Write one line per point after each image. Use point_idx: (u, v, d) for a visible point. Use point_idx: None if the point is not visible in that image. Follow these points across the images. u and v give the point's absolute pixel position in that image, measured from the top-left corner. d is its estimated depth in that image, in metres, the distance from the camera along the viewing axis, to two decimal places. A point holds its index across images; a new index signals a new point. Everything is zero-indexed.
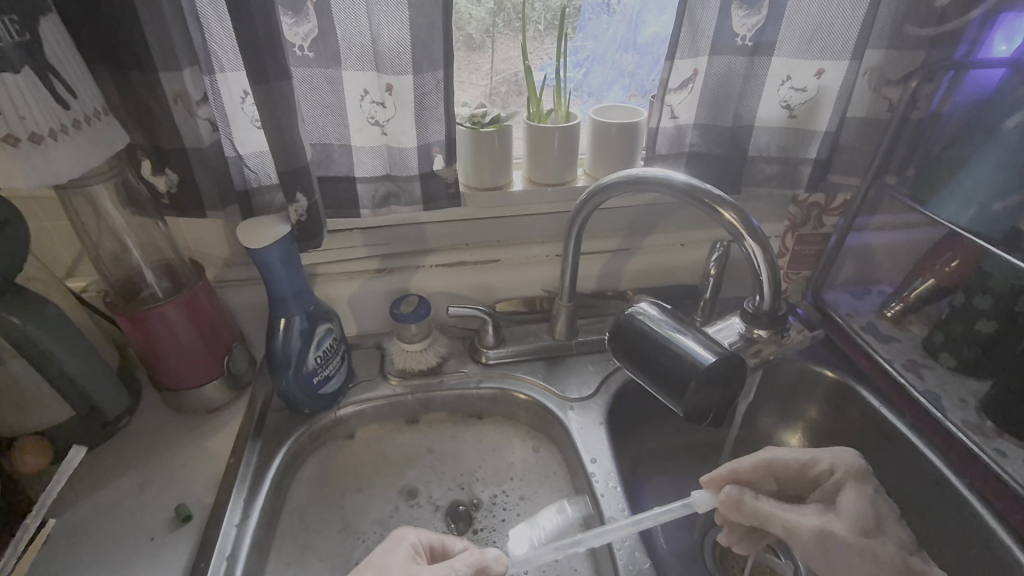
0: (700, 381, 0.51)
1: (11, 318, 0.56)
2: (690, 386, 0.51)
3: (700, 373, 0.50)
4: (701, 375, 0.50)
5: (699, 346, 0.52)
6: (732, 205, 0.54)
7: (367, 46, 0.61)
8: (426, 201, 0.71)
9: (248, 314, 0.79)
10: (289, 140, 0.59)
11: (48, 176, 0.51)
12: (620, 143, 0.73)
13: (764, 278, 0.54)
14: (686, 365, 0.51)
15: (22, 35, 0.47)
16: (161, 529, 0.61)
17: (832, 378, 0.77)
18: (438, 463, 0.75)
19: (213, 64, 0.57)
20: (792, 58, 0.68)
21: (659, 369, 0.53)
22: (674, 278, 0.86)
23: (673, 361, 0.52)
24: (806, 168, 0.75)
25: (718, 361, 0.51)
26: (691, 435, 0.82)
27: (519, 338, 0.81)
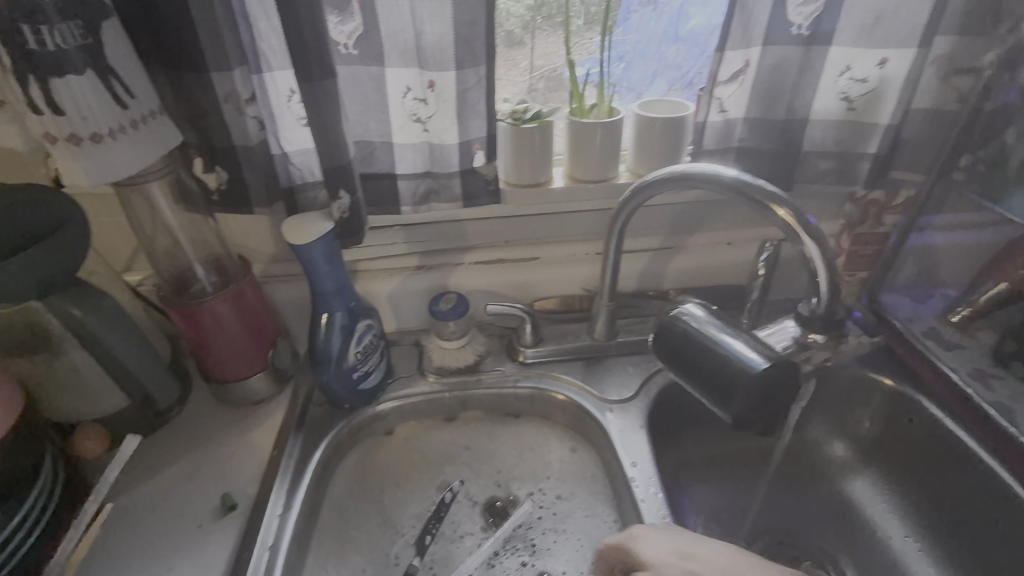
0: (751, 388, 0.48)
1: (73, 309, 0.58)
2: (740, 393, 0.49)
3: (752, 379, 0.48)
4: (752, 381, 0.48)
5: (749, 350, 0.50)
6: (786, 203, 0.51)
7: (410, 43, 0.61)
8: (466, 198, 0.71)
9: (292, 309, 0.81)
10: (334, 137, 0.59)
11: (107, 174, 0.53)
12: (665, 138, 0.71)
13: (822, 279, 0.51)
14: (736, 371, 0.49)
15: (85, 38, 0.49)
16: (209, 517, 0.63)
17: (890, 387, 0.72)
18: (475, 460, 0.75)
19: (261, 64, 0.59)
20: (853, 47, 0.64)
21: (706, 374, 0.51)
22: (720, 278, 0.83)
23: (722, 366, 0.50)
24: (865, 164, 0.71)
25: (771, 367, 0.48)
26: (736, 441, 0.79)
27: (558, 337, 0.80)
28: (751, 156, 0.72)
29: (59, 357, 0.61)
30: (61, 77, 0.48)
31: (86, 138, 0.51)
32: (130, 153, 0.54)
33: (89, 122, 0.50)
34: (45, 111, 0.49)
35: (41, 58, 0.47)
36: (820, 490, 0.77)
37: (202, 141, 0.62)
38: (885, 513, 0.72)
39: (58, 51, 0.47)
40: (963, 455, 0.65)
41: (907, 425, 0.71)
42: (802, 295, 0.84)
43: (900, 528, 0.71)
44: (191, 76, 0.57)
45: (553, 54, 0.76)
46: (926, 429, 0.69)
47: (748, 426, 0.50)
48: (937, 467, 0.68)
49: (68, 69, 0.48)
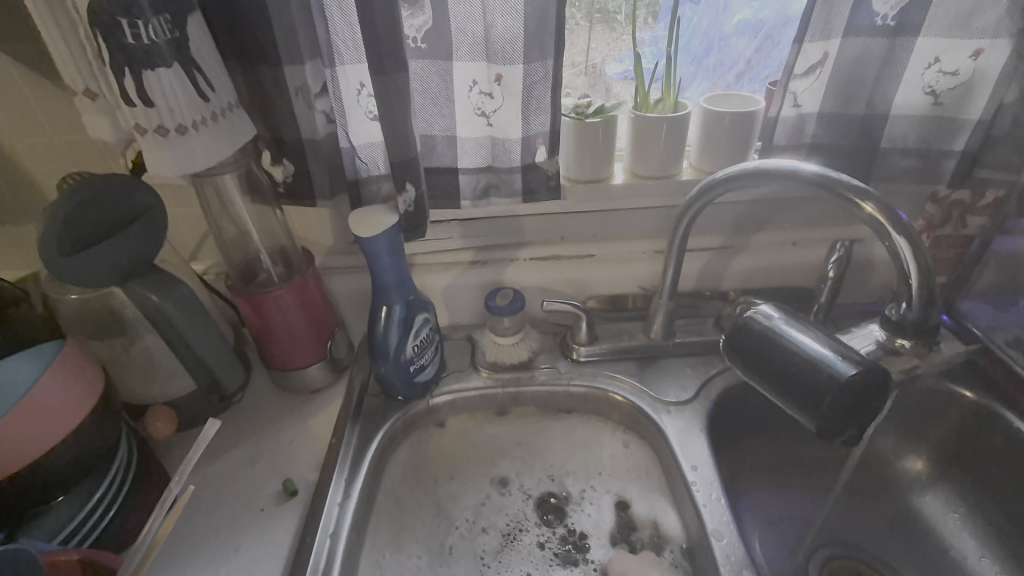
0: (838, 395, 0.46)
1: (151, 295, 0.60)
2: (825, 401, 0.47)
3: (839, 386, 0.46)
4: (840, 388, 0.46)
5: (835, 356, 0.48)
6: (874, 198, 0.49)
7: (479, 37, 0.61)
8: (526, 193, 0.70)
9: (349, 300, 0.82)
10: (402, 130, 0.59)
11: (190, 164, 0.54)
12: (734, 133, 0.69)
13: (913, 281, 0.49)
14: (821, 378, 0.47)
15: (173, 32, 0.50)
16: (271, 501, 0.64)
17: (971, 399, 0.68)
18: (527, 456, 0.74)
19: (333, 56, 0.59)
20: (943, 37, 0.60)
21: (787, 381, 0.50)
22: (783, 280, 0.80)
23: (806, 372, 0.48)
24: (950, 162, 0.67)
25: (859, 374, 0.46)
26: (797, 449, 0.76)
27: (613, 336, 0.79)
28: (825, 153, 0.69)
29: (135, 341, 0.64)
30: (152, 70, 0.50)
31: (171, 130, 0.53)
32: (210, 145, 0.55)
33: (175, 114, 0.52)
34: (136, 103, 0.51)
35: (135, 53, 0.49)
36: (888, 503, 0.73)
37: (273, 134, 0.63)
38: (959, 532, 0.68)
39: (150, 44, 0.49)
40: None
41: (988, 440, 0.67)
42: (871, 298, 0.80)
43: (977, 548, 0.67)
44: (267, 70, 0.58)
45: (615, 48, 0.75)
46: (1010, 444, 0.65)
47: (834, 436, 0.48)
48: (1020, 485, 0.64)
49: (158, 62, 0.50)
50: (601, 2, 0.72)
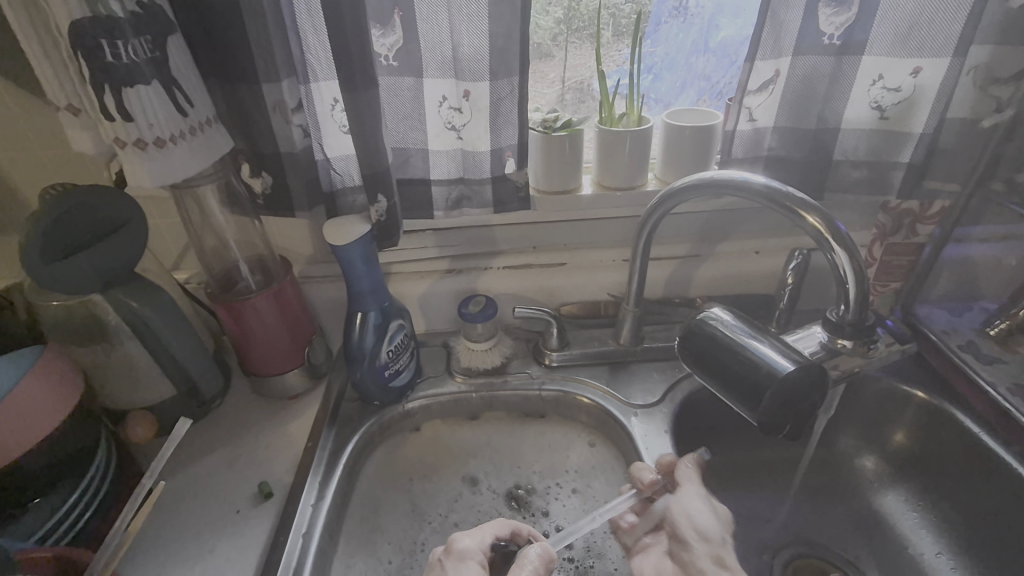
0: (777, 390, 0.50)
1: (131, 302, 0.62)
2: (766, 396, 0.50)
3: (778, 382, 0.49)
4: (779, 384, 0.49)
5: (777, 354, 0.51)
6: (816, 209, 0.52)
7: (448, 55, 0.64)
8: (497, 204, 0.73)
9: (328, 308, 0.84)
10: (374, 144, 0.62)
11: (168, 176, 0.57)
12: (694, 146, 0.72)
13: (851, 288, 0.52)
14: (763, 374, 0.50)
15: (154, 52, 0.53)
16: (247, 503, 0.66)
17: (924, 399, 0.71)
18: (498, 462, 0.76)
19: (308, 74, 0.63)
20: (885, 56, 0.64)
21: (733, 377, 0.52)
22: (748, 287, 0.83)
23: (749, 369, 0.51)
24: (899, 173, 0.70)
25: (797, 370, 0.50)
26: (763, 451, 0.78)
27: (584, 342, 0.81)
28: (782, 166, 0.72)
29: (116, 347, 0.66)
30: (132, 87, 0.52)
31: (150, 143, 0.55)
32: (188, 157, 0.58)
33: (154, 128, 0.55)
34: (116, 118, 0.53)
35: (116, 71, 0.51)
36: (850, 502, 0.75)
37: (250, 148, 0.65)
38: (917, 529, 0.71)
39: (131, 63, 0.52)
40: (998, 468, 0.63)
41: (943, 439, 0.70)
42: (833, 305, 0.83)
43: (935, 545, 0.69)
44: (244, 87, 0.61)
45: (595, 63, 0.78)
46: (960, 442, 0.67)
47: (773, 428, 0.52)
48: (971, 481, 0.67)
49: (138, 80, 0.53)
50: (590, 18, 0.75)
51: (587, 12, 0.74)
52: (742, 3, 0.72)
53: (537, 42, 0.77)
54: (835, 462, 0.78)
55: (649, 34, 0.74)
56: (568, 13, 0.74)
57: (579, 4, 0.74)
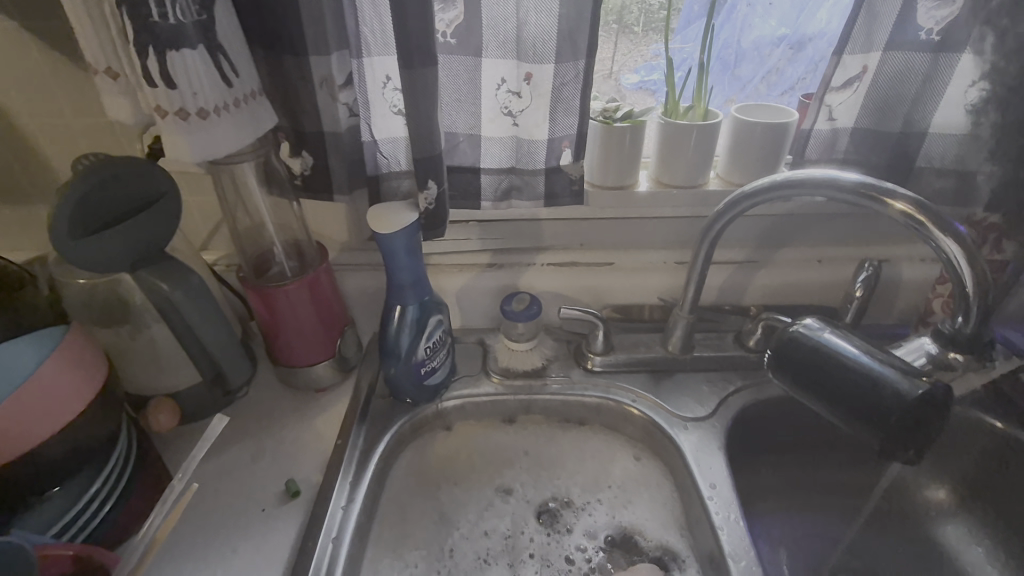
0: (905, 415, 0.44)
1: (161, 284, 0.58)
2: (893, 421, 0.45)
3: (907, 405, 0.44)
4: (909, 408, 0.44)
5: (894, 370, 0.46)
6: (922, 203, 0.47)
7: (511, 34, 0.59)
8: (549, 197, 0.68)
9: (360, 298, 0.80)
10: (428, 126, 0.58)
11: (209, 151, 0.53)
12: (766, 145, 0.67)
13: (970, 291, 0.46)
14: (885, 394, 0.45)
15: (200, 14, 0.49)
16: (273, 501, 0.62)
17: (998, 429, 0.66)
18: (534, 466, 0.72)
19: (362, 48, 0.58)
20: (991, 58, 0.59)
21: (844, 396, 0.48)
22: (807, 298, 0.78)
23: (865, 387, 0.46)
24: (987, 184, 0.65)
25: (927, 392, 0.44)
26: (815, 472, 0.74)
27: (629, 347, 0.77)
28: (856, 170, 0.67)
29: (142, 330, 0.62)
30: (177, 51, 0.48)
31: (193, 114, 0.51)
32: (231, 131, 0.54)
33: (197, 98, 0.50)
34: (158, 84, 0.49)
35: (161, 32, 0.47)
36: (906, 532, 0.71)
37: (293, 125, 0.61)
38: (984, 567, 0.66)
39: (177, 25, 0.47)
40: None
41: (1018, 472, 0.65)
42: (895, 321, 0.78)
43: None
44: (291, 59, 0.57)
45: (632, 58, 0.73)
46: None
47: (897, 454, 0.46)
48: None
49: (183, 43, 0.48)
50: (618, 12, 0.70)
51: (610, 9, 0.70)
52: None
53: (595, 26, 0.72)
54: (893, 488, 0.73)
55: (720, 24, 0.69)
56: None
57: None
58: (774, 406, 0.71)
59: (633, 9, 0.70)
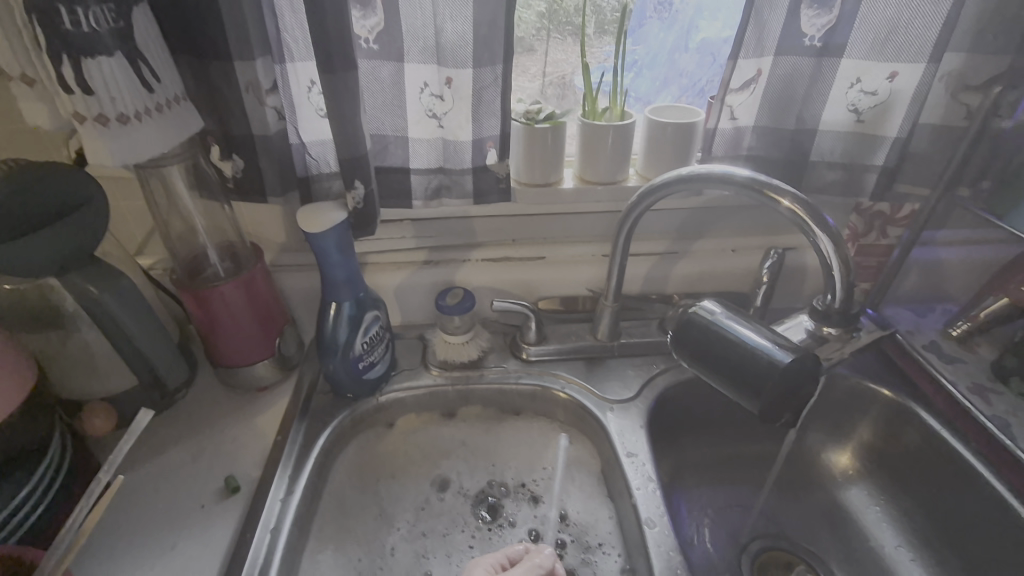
0: (777, 381, 0.50)
1: (90, 287, 0.59)
2: (767, 387, 0.50)
3: (779, 372, 0.50)
4: (780, 375, 0.50)
5: (772, 344, 0.52)
6: (798, 197, 0.53)
7: (430, 40, 0.62)
8: (477, 195, 0.71)
9: (299, 298, 0.82)
10: (352, 128, 0.60)
11: (131, 155, 0.54)
12: (676, 143, 0.72)
13: (837, 276, 0.53)
14: (762, 365, 0.51)
15: (117, 22, 0.50)
16: (211, 498, 0.63)
17: (889, 398, 0.73)
18: (471, 455, 0.75)
19: (284, 54, 0.60)
20: (864, 58, 0.65)
21: (730, 368, 0.53)
22: (724, 285, 0.84)
23: (746, 359, 0.52)
24: (872, 176, 0.72)
25: (795, 360, 0.50)
26: (734, 447, 0.80)
27: (561, 337, 0.81)
28: (759, 165, 0.73)
29: (72, 335, 0.62)
30: (93, 59, 0.49)
31: (113, 119, 0.52)
32: (153, 135, 0.55)
33: (117, 103, 0.52)
34: (74, 91, 0.50)
35: (75, 40, 0.48)
36: (815, 497, 0.78)
37: (221, 129, 0.63)
38: (878, 523, 0.73)
39: (91, 33, 0.49)
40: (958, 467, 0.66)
41: (905, 435, 0.72)
42: (804, 303, 0.85)
43: (894, 538, 0.71)
44: (215, 65, 0.58)
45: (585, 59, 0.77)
46: (923, 440, 0.70)
47: (773, 417, 0.52)
48: (932, 475, 0.69)
49: (100, 51, 0.50)
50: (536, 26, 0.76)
51: (566, 10, 0.75)
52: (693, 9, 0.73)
53: (519, 37, 0.77)
54: (803, 457, 0.80)
55: (637, 34, 0.74)
56: (555, 9, 0.75)
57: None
58: (693, 386, 0.76)
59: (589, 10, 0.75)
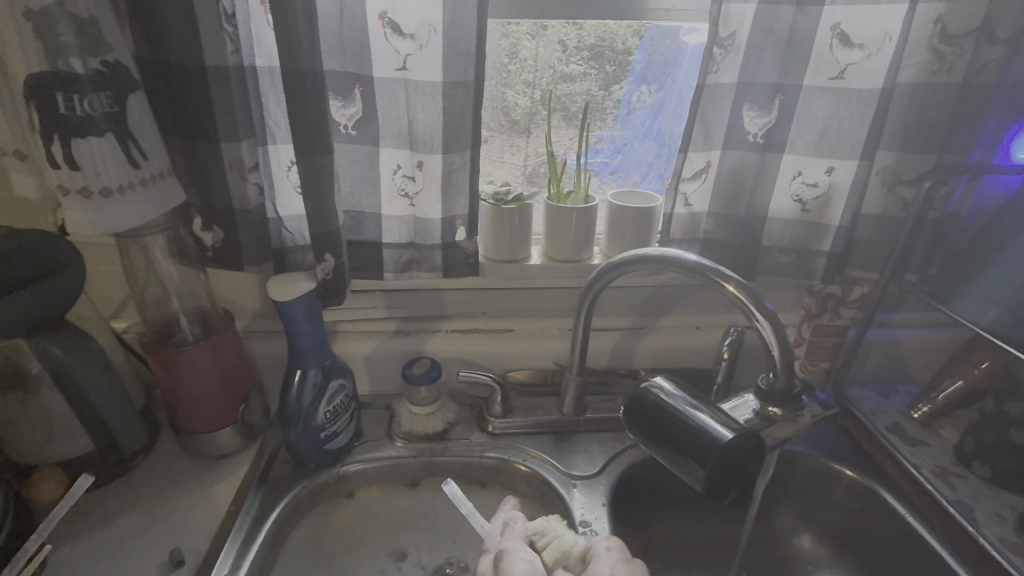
0: (720, 458, 0.52)
1: (54, 348, 0.60)
2: (711, 464, 0.52)
3: (722, 449, 0.51)
4: (722, 453, 0.52)
5: (717, 423, 0.53)
6: (741, 283, 0.56)
7: (404, 128, 0.67)
8: (446, 269, 0.74)
9: (269, 365, 0.83)
10: (325, 204, 0.64)
11: (109, 224, 0.57)
12: (637, 226, 0.76)
13: (778, 358, 0.56)
14: (706, 443, 0.52)
15: (112, 107, 0.55)
16: (153, 572, 0.61)
17: (853, 478, 0.73)
18: (430, 531, 0.74)
19: (268, 137, 0.66)
20: (804, 155, 0.71)
21: (676, 445, 0.54)
22: (689, 360, 0.86)
23: (692, 436, 0.53)
24: (821, 260, 0.76)
25: (737, 439, 0.52)
26: (703, 529, 0.78)
27: (528, 410, 0.81)
28: (716, 248, 0.77)
29: (32, 395, 0.62)
30: (84, 138, 0.54)
31: (96, 192, 0.56)
32: (134, 206, 0.58)
33: (101, 178, 0.56)
34: (63, 166, 0.54)
35: (69, 122, 0.53)
36: None
37: (204, 203, 0.67)
38: None
39: (85, 116, 0.53)
40: (925, 554, 0.64)
41: (873, 519, 0.71)
42: None
43: None
44: (203, 145, 0.63)
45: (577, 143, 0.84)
46: (891, 526, 0.68)
47: (716, 494, 0.53)
48: (901, 562, 0.67)
49: (91, 131, 0.54)
50: (511, 112, 0.83)
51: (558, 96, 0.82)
52: (654, 104, 0.82)
53: (516, 119, 0.83)
54: (774, 542, 0.78)
55: (625, 119, 0.83)
56: (542, 96, 0.81)
57: (557, 89, 0.81)
58: (657, 465, 0.76)
59: (573, 99, 0.82)
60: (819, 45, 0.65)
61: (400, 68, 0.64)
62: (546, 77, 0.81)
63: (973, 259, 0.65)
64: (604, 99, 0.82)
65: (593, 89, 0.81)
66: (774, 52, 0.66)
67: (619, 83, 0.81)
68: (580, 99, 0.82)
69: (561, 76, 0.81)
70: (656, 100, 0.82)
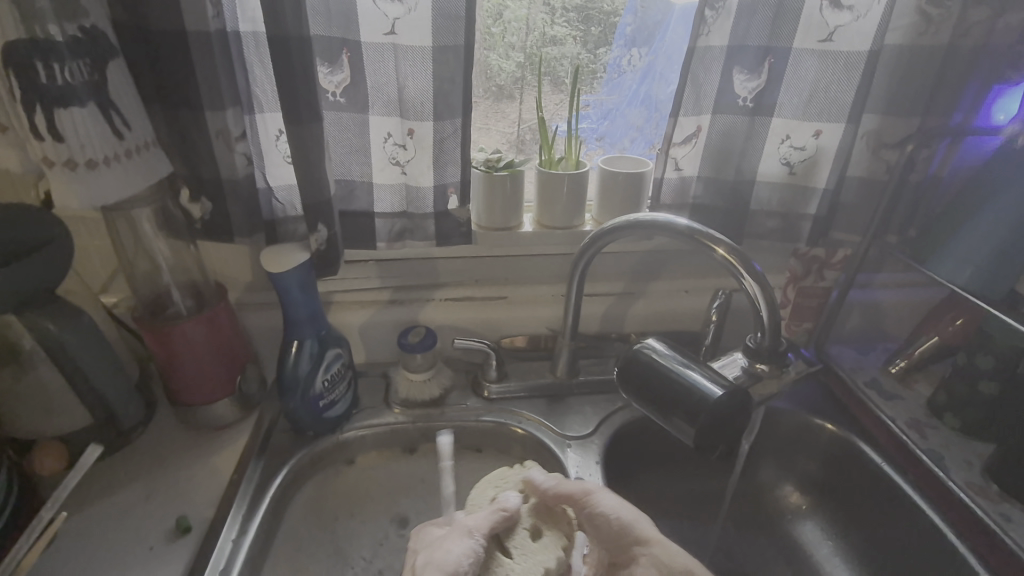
0: (710, 414, 0.54)
1: (48, 325, 0.59)
2: (701, 420, 0.54)
3: (711, 406, 0.54)
4: (712, 409, 0.54)
5: (707, 381, 0.56)
6: (731, 246, 0.57)
7: (393, 95, 0.66)
8: (439, 237, 0.75)
9: (263, 337, 0.83)
10: (316, 173, 0.63)
11: (96, 197, 0.56)
12: (627, 192, 0.77)
13: (765, 318, 0.58)
14: (696, 400, 0.55)
15: (91, 75, 0.54)
16: (161, 540, 0.62)
17: (833, 432, 0.76)
18: (429, 493, 0.76)
19: (254, 105, 0.65)
20: (793, 117, 0.71)
21: (669, 402, 0.57)
22: (677, 323, 0.88)
23: (683, 394, 0.56)
24: (806, 224, 0.77)
25: (727, 395, 0.55)
26: (691, 484, 0.82)
27: (522, 375, 0.83)
28: (705, 213, 0.78)
29: (26, 371, 0.62)
30: (66, 109, 0.52)
31: (81, 164, 0.55)
32: (120, 178, 0.57)
33: (86, 149, 0.54)
34: (46, 138, 0.53)
35: (49, 91, 0.51)
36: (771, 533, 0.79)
37: (190, 172, 0.65)
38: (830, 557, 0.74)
39: (65, 85, 0.52)
40: (898, 500, 0.69)
41: (850, 469, 0.75)
42: None
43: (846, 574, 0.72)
44: (185, 114, 0.61)
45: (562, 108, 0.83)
46: (867, 475, 0.72)
47: (705, 447, 0.56)
48: (875, 508, 0.72)
49: (72, 101, 0.52)
50: (494, 80, 0.82)
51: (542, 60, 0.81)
52: (643, 67, 0.82)
53: (501, 85, 0.83)
54: (757, 494, 0.82)
55: (609, 84, 0.83)
56: (528, 59, 0.81)
57: (543, 52, 0.81)
58: (648, 425, 0.78)
59: (562, 62, 0.81)
60: (810, 7, 0.65)
61: (389, 33, 0.63)
62: (530, 40, 0.80)
63: (951, 220, 0.68)
64: (591, 62, 0.81)
65: (582, 52, 0.81)
66: (763, 15, 0.66)
67: (603, 46, 0.81)
68: (569, 63, 0.81)
69: (546, 39, 0.80)
70: (646, 63, 0.81)
